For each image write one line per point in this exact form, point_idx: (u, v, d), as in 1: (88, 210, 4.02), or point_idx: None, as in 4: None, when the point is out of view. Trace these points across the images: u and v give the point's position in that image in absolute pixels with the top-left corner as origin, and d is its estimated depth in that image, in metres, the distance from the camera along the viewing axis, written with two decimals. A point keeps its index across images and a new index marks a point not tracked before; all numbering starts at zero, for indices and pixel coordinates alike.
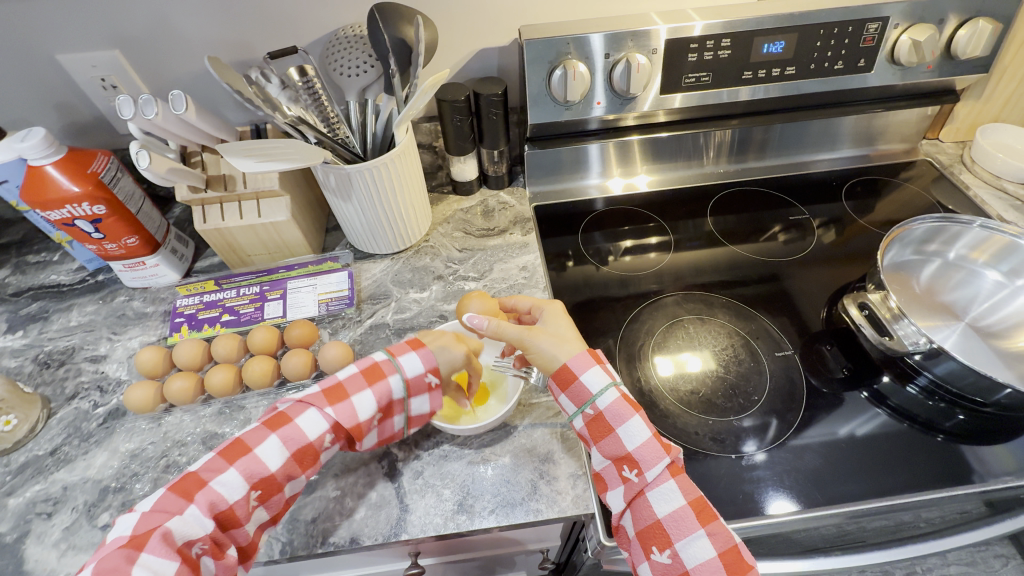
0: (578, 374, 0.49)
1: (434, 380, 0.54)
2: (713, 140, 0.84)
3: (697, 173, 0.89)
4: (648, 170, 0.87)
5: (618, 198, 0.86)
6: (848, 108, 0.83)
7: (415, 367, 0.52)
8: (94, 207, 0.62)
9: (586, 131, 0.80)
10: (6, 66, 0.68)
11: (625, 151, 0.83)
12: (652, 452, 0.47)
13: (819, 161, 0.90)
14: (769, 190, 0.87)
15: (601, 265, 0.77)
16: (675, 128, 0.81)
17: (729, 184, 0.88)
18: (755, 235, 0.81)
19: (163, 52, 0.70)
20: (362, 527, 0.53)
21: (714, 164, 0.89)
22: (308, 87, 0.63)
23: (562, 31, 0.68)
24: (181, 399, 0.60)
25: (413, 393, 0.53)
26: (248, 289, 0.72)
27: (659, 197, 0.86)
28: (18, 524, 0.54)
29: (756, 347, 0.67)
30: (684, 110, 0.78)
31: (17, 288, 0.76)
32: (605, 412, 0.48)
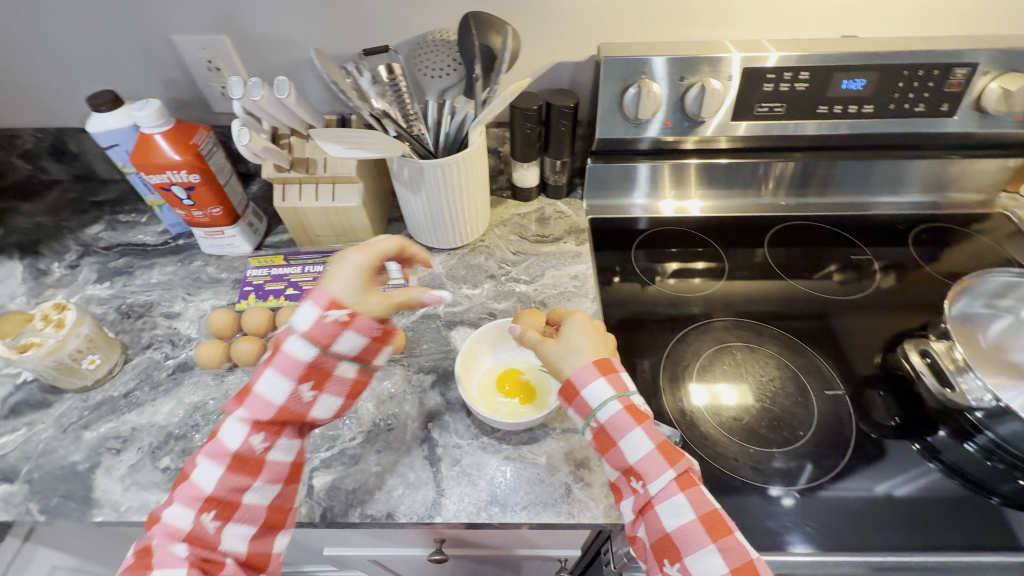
0: (580, 387, 0.48)
1: (342, 316, 0.47)
2: (773, 171, 0.84)
3: (752, 203, 0.88)
4: (701, 195, 0.87)
5: (668, 220, 0.86)
6: (917, 153, 0.81)
7: (309, 320, 0.46)
8: (190, 175, 0.68)
9: (637, 150, 0.81)
10: (129, 43, 0.75)
11: (680, 174, 0.84)
12: (656, 465, 0.44)
13: (881, 204, 0.88)
14: (831, 228, 0.86)
15: (648, 283, 0.77)
16: (734, 155, 0.82)
17: (786, 218, 0.87)
18: (809, 270, 0.80)
19: (265, 41, 0.75)
20: (399, 504, 0.55)
21: (772, 195, 0.88)
22: (394, 84, 0.67)
23: (640, 52, 0.69)
24: (245, 360, 0.64)
25: (330, 345, 0.47)
26: (313, 268, 0.76)
27: (715, 223, 0.86)
28: (90, 455, 0.59)
29: (804, 382, 0.66)
30: (747, 138, 0.78)
31: (108, 243, 0.83)
32: (607, 424, 0.46)
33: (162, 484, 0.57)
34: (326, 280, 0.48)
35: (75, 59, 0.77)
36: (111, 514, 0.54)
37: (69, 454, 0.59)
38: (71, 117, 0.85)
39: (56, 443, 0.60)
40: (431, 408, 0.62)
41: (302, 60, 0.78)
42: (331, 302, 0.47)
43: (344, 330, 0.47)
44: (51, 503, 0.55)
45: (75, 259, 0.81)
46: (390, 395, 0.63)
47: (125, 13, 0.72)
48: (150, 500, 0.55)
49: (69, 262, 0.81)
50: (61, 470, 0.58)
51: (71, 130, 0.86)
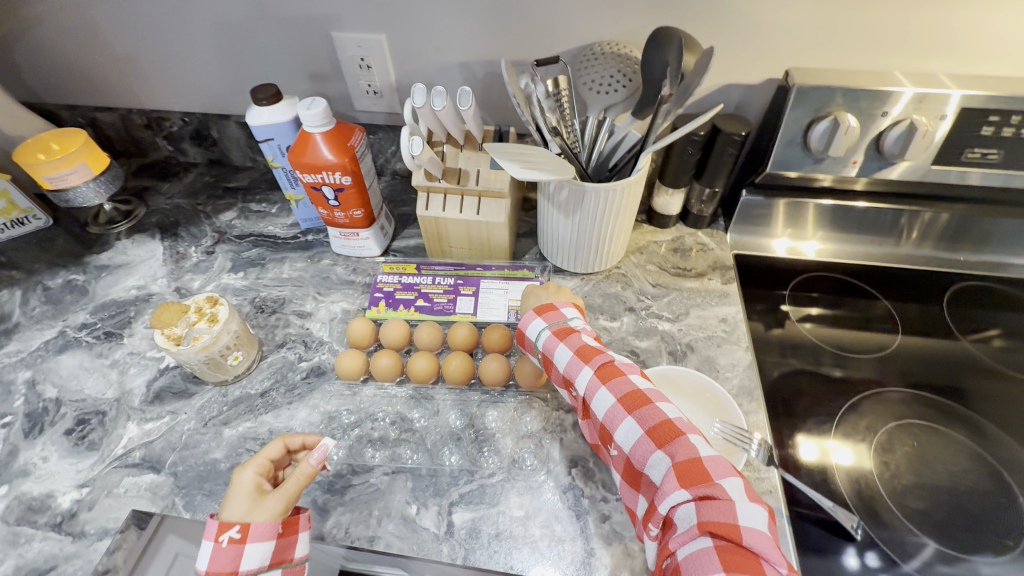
0: (525, 328, 0.58)
1: (236, 532, 0.44)
2: (918, 220, 0.74)
3: (886, 252, 0.78)
4: (820, 238, 0.78)
5: (784, 262, 0.77)
6: None
7: (205, 556, 0.44)
8: (343, 177, 0.66)
9: (783, 185, 0.73)
10: (288, 37, 0.75)
11: (796, 211, 0.75)
12: (617, 417, 0.47)
13: (1017, 265, 0.77)
14: (995, 286, 0.75)
15: (772, 325, 0.70)
16: (872, 199, 0.73)
17: (921, 271, 0.77)
18: (962, 332, 0.70)
19: (422, 43, 0.73)
20: (546, 558, 0.51)
21: (914, 245, 0.77)
22: (557, 98, 0.62)
23: (841, 81, 0.62)
24: (384, 375, 0.62)
25: (237, 565, 0.44)
26: (444, 280, 0.73)
27: (868, 271, 0.77)
28: (230, 455, 0.59)
29: (1004, 478, 0.57)
30: (892, 181, 0.70)
31: (240, 232, 0.84)
32: (597, 406, 0.49)
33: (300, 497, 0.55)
34: (223, 510, 0.47)
35: (233, 49, 0.78)
36: None
37: (211, 451, 0.59)
38: (219, 103, 0.86)
39: (197, 437, 0.60)
40: (574, 452, 0.58)
41: (454, 64, 0.75)
42: (218, 527, 0.45)
43: (244, 544, 0.44)
44: (195, 500, 0.55)
45: (211, 245, 0.82)
46: (530, 431, 0.59)
47: (292, 7, 0.71)
48: None
49: (205, 247, 0.82)
50: (204, 467, 0.58)
51: (216, 116, 0.88)
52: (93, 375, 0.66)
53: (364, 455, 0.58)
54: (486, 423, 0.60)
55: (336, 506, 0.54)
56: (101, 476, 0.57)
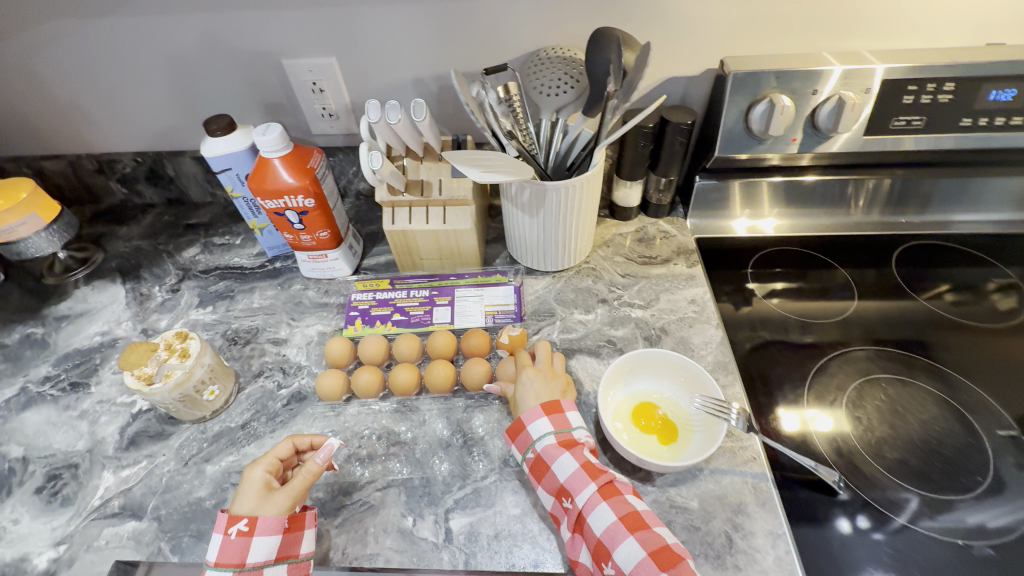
0: (526, 424, 0.54)
1: (244, 525, 0.48)
2: (865, 188, 0.79)
3: (840, 222, 0.83)
4: (777, 214, 0.83)
5: (741, 241, 0.81)
6: (999, 169, 0.77)
7: (215, 548, 0.47)
8: (305, 200, 0.66)
9: (733, 167, 0.77)
10: (238, 67, 0.75)
11: (751, 192, 0.80)
12: (620, 536, 0.45)
13: (959, 221, 0.83)
14: (940, 243, 0.80)
15: (741, 304, 0.73)
16: (821, 172, 0.78)
17: (878, 236, 0.81)
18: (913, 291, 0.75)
19: (371, 62, 0.74)
20: (546, 552, 0.51)
21: (864, 213, 0.83)
22: (510, 103, 0.65)
23: (772, 65, 0.66)
24: (366, 392, 0.62)
25: (244, 559, 0.46)
26: (418, 293, 0.73)
27: (822, 241, 0.81)
28: (215, 491, 0.57)
29: (969, 420, 0.60)
30: (840, 154, 0.74)
31: (206, 266, 0.83)
32: (596, 518, 0.47)
33: None
34: (235, 502, 0.50)
35: (183, 84, 0.78)
36: None
37: (194, 490, 0.57)
38: (172, 140, 0.85)
39: (179, 478, 0.58)
40: None
41: (407, 81, 0.76)
42: (229, 520, 0.48)
43: (251, 538, 0.47)
44: (182, 542, 0.54)
45: (176, 283, 0.81)
46: None
47: (237, 36, 0.72)
48: None
49: (170, 286, 0.80)
50: (189, 507, 0.56)
51: (170, 153, 0.87)
52: (62, 429, 0.64)
53: (354, 473, 0.57)
54: (473, 427, 0.60)
55: (330, 528, 0.54)
56: (78, 531, 0.55)
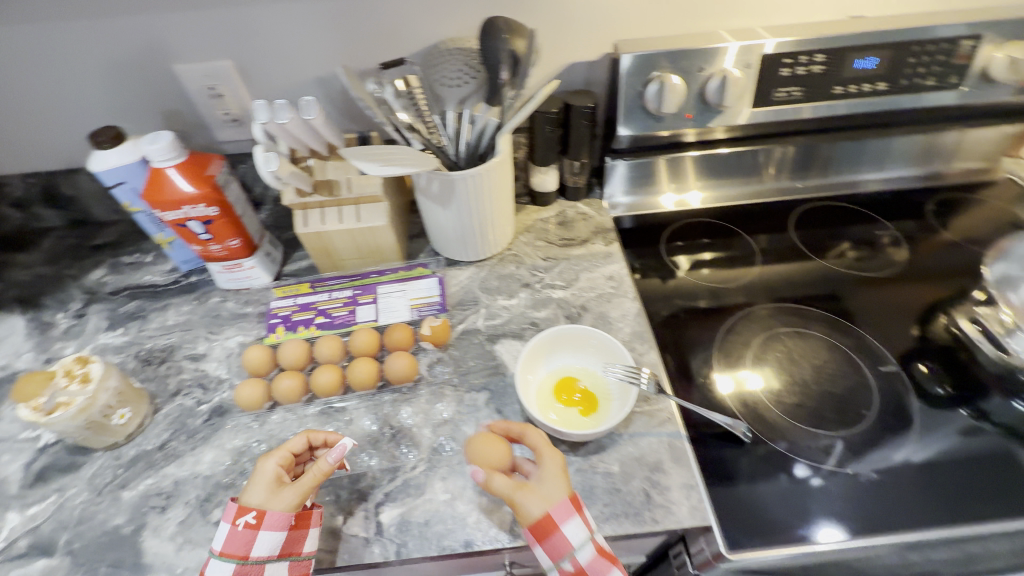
0: (560, 523, 0.47)
1: (252, 518, 0.48)
2: (773, 156, 0.84)
3: (757, 189, 0.88)
4: (702, 186, 0.87)
5: (669, 215, 0.85)
6: (899, 128, 0.84)
7: (223, 536, 0.48)
8: (208, 208, 0.64)
9: (641, 146, 0.81)
10: (125, 76, 0.72)
11: (676, 166, 0.84)
12: None
13: (867, 180, 0.89)
14: (847, 206, 0.86)
15: (667, 278, 0.76)
16: (733, 143, 0.83)
17: (788, 202, 0.87)
18: (821, 253, 0.80)
19: (269, 62, 0.72)
20: (476, 531, 0.52)
21: (775, 179, 0.88)
22: (411, 97, 0.66)
23: (659, 46, 0.69)
24: (288, 398, 0.61)
25: (247, 552, 0.47)
26: (341, 293, 0.73)
27: (740, 210, 0.86)
28: (133, 517, 0.55)
29: (857, 360, 0.66)
30: (748, 126, 0.79)
31: (114, 288, 0.79)
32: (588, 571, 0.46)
33: None
34: (245, 491, 0.51)
35: (67, 97, 0.73)
36: None
37: (111, 518, 0.55)
38: (63, 158, 0.80)
39: (93, 508, 0.56)
40: None
41: (310, 80, 0.75)
42: (238, 510, 0.48)
43: (257, 532, 0.48)
44: (99, 573, 0.51)
45: (81, 308, 0.76)
46: (445, 418, 0.61)
47: (119, 43, 0.68)
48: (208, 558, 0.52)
49: (75, 312, 0.76)
50: (105, 537, 0.54)
51: (63, 172, 0.81)
52: None
53: None
54: (401, 421, 0.61)
55: None
56: None
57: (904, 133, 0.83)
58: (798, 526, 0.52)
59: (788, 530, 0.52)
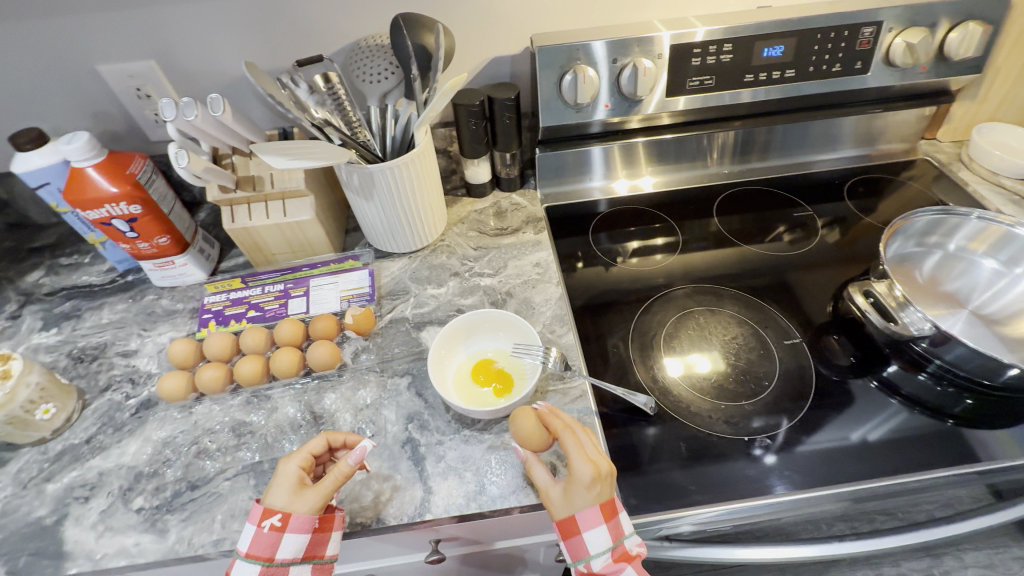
0: (583, 530, 0.49)
1: (276, 521, 0.49)
2: (717, 141, 0.87)
3: (702, 174, 0.92)
4: (653, 172, 0.90)
5: (625, 199, 0.89)
6: (846, 110, 0.86)
7: (247, 538, 0.48)
8: (131, 207, 0.66)
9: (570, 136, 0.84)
10: (51, 79, 0.73)
11: (630, 153, 0.87)
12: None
13: (819, 161, 0.93)
14: (774, 190, 0.90)
15: (611, 264, 0.80)
16: (678, 130, 0.85)
17: (730, 186, 0.90)
18: (761, 235, 0.84)
19: (195, 62, 0.74)
20: (388, 508, 0.55)
21: (719, 164, 0.92)
22: (332, 93, 0.68)
23: (571, 39, 0.72)
24: (211, 387, 0.63)
25: (272, 555, 0.48)
26: (273, 287, 0.74)
27: (688, 195, 0.89)
28: (56, 508, 0.56)
29: (763, 335, 0.70)
30: (688, 112, 0.82)
31: (51, 289, 0.79)
32: (599, 572, 0.49)
33: (137, 525, 0.55)
34: (267, 490, 0.51)
35: None
36: (86, 564, 0.52)
37: (34, 510, 0.56)
38: None
39: (17, 501, 0.57)
40: (410, 409, 0.62)
41: (238, 78, 0.76)
42: (263, 513, 0.49)
43: (282, 535, 0.49)
44: (18, 563, 0.53)
45: (17, 309, 0.77)
46: (367, 403, 0.63)
47: (41, 46, 0.69)
48: (127, 544, 0.53)
49: (10, 313, 0.77)
50: (27, 528, 0.55)
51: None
52: None
53: (203, 467, 0.58)
54: (324, 407, 0.62)
55: (176, 524, 0.54)
56: None
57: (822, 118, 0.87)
58: (693, 491, 0.56)
59: (682, 494, 0.56)
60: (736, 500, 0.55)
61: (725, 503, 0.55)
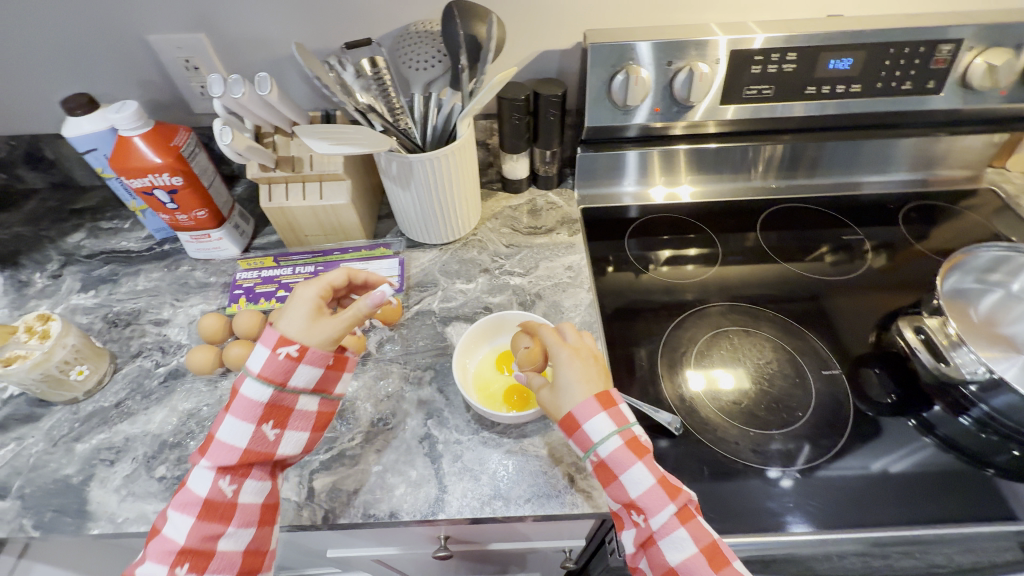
0: (582, 422, 0.47)
1: (292, 350, 0.49)
2: (763, 154, 0.84)
3: (743, 187, 0.88)
4: (692, 181, 0.87)
5: (659, 207, 0.86)
6: (905, 131, 0.82)
7: (261, 361, 0.49)
8: (173, 178, 0.66)
9: (617, 138, 0.81)
10: (103, 45, 0.73)
11: (670, 161, 0.84)
12: (658, 501, 0.45)
13: (869, 183, 0.88)
14: (819, 209, 0.86)
15: (642, 272, 0.77)
16: (723, 139, 0.82)
17: (775, 202, 0.86)
18: (801, 253, 0.80)
19: (243, 38, 0.74)
20: (402, 503, 0.54)
21: (763, 178, 0.88)
22: (377, 78, 0.66)
23: (626, 37, 0.69)
24: (237, 365, 0.63)
25: (286, 380, 0.50)
26: (304, 268, 0.74)
27: (729, 207, 0.86)
28: (82, 468, 0.58)
29: (800, 363, 0.67)
30: (737, 122, 0.79)
31: (90, 251, 0.81)
32: (608, 459, 0.47)
33: (158, 494, 0.56)
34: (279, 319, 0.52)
35: (48, 64, 0.75)
36: (108, 526, 0.54)
37: (62, 468, 0.58)
38: (46, 122, 0.83)
39: (47, 457, 0.59)
40: (429, 405, 0.62)
41: (284, 57, 0.76)
42: (280, 340, 0.50)
43: (297, 364, 0.50)
44: (45, 518, 0.54)
45: (58, 269, 0.79)
46: (387, 395, 0.63)
47: (96, 12, 0.70)
48: (147, 511, 0.55)
49: (51, 272, 0.79)
50: (54, 484, 0.57)
51: (46, 136, 0.84)
52: None
53: None
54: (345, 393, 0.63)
55: None
56: None
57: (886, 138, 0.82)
58: (710, 519, 0.54)
59: None
60: (758, 533, 0.53)
61: (745, 535, 0.53)
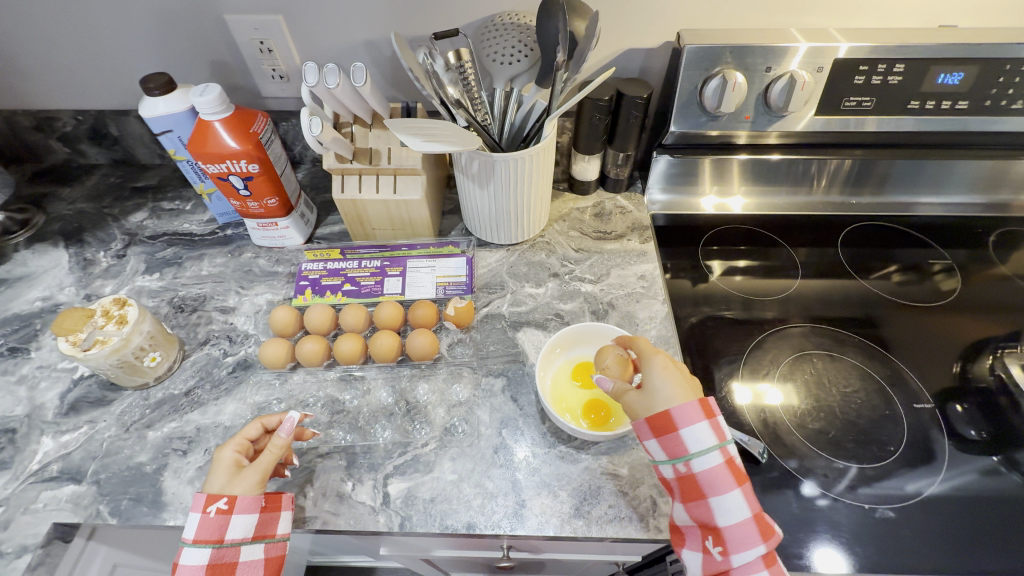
0: (680, 425, 0.45)
1: (223, 504, 0.48)
2: (827, 168, 0.80)
3: (799, 201, 0.84)
4: (744, 192, 0.84)
5: (710, 217, 0.82)
6: (976, 152, 0.77)
7: (194, 524, 0.46)
8: (249, 165, 0.65)
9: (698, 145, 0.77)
10: (180, 23, 0.72)
11: (722, 169, 0.80)
12: (750, 538, 0.43)
13: (923, 205, 0.84)
14: (890, 228, 0.82)
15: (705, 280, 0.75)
16: (786, 151, 0.77)
17: (835, 217, 0.83)
18: (865, 272, 0.77)
19: (321, 22, 0.71)
20: (479, 515, 0.53)
21: (825, 191, 0.84)
22: (461, 73, 0.61)
23: (725, 39, 0.66)
24: (310, 360, 0.63)
25: (222, 535, 0.47)
26: (370, 262, 0.73)
27: (806, 221, 0.83)
28: (156, 456, 0.57)
29: (889, 393, 0.64)
30: (801, 134, 0.75)
31: (153, 232, 0.80)
32: (701, 475, 0.45)
33: None
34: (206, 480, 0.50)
35: (122, 40, 0.74)
36: (183, 518, 0.53)
37: (135, 455, 0.57)
38: (113, 99, 0.81)
39: (120, 443, 0.58)
40: (503, 414, 0.60)
41: (360, 43, 0.74)
42: (206, 499, 0.48)
43: (230, 517, 0.47)
44: (121, 505, 0.54)
45: (121, 248, 0.78)
46: (461, 400, 0.61)
47: None
48: None
49: (116, 252, 0.78)
50: (128, 471, 0.56)
51: (112, 112, 0.83)
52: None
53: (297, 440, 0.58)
54: (417, 397, 0.63)
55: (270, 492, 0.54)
56: (16, 494, 0.55)
57: (982, 157, 0.77)
58: (800, 554, 0.51)
59: (790, 556, 0.51)
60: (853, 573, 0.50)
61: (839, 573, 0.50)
